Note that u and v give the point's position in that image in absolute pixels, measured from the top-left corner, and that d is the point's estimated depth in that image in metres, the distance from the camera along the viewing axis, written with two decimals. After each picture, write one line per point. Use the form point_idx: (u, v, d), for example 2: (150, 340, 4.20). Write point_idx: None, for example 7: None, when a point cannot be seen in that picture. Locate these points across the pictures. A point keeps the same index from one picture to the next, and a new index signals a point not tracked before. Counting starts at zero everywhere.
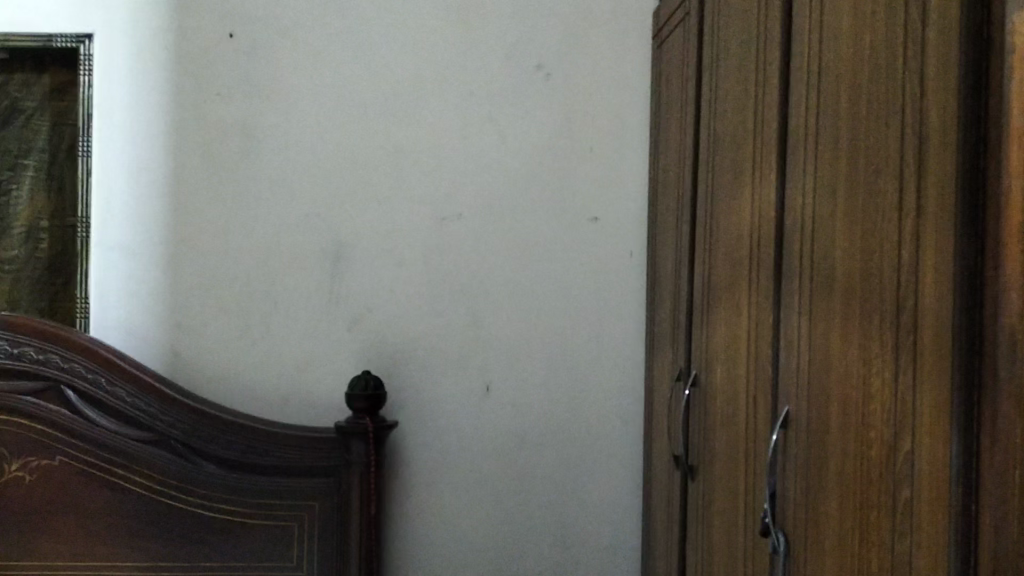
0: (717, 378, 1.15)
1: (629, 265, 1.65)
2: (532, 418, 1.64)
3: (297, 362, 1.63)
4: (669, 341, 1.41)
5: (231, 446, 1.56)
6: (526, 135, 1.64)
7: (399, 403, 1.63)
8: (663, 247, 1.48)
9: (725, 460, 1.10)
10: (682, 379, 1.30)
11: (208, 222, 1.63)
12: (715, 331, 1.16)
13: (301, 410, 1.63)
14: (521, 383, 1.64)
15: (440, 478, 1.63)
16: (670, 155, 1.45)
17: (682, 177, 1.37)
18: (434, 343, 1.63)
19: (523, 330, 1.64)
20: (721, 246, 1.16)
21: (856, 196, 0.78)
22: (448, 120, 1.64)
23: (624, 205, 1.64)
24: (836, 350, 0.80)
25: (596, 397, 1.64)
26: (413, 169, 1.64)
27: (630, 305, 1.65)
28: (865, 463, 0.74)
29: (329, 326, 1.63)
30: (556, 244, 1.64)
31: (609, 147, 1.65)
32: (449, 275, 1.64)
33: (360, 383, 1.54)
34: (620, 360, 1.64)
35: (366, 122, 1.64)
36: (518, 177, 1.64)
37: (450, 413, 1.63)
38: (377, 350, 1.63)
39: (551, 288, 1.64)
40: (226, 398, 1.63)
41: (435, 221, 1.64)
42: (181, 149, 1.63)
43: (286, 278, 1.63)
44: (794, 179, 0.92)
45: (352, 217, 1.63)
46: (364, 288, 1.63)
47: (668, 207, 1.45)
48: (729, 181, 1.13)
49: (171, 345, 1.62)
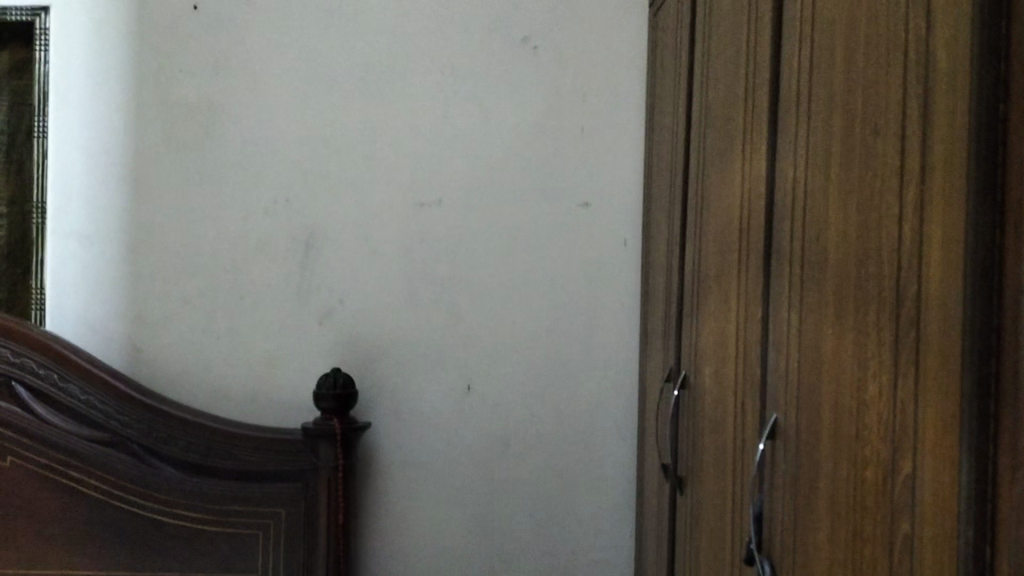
0: (706, 378, 1.01)
1: (623, 254, 1.52)
2: (517, 419, 1.52)
3: (265, 357, 1.52)
4: (660, 337, 1.28)
5: (191, 448, 1.45)
6: (511, 114, 1.52)
7: (373, 402, 1.51)
8: (655, 233, 1.35)
9: (713, 472, 0.97)
10: (673, 380, 1.17)
11: (171, 209, 1.52)
12: (705, 327, 1.03)
13: (269, 409, 1.52)
14: (505, 383, 1.52)
15: (418, 484, 1.52)
16: (664, 133, 1.32)
17: (675, 156, 1.23)
18: (411, 338, 1.52)
19: (509, 326, 1.52)
20: (711, 230, 1.02)
21: (851, 161, 0.64)
22: (428, 98, 1.52)
23: (618, 189, 1.52)
24: (828, 347, 0.67)
25: (586, 397, 1.52)
26: (390, 151, 1.52)
27: (623, 298, 1.52)
28: (859, 485, 0.61)
29: (300, 320, 1.52)
30: (544, 232, 1.52)
31: (602, 127, 1.52)
32: (428, 265, 1.52)
33: (328, 381, 1.42)
34: (613, 357, 1.52)
35: (339, 101, 1.52)
36: (502, 159, 1.52)
37: (429, 414, 1.52)
38: (351, 345, 1.52)
39: (538, 279, 1.52)
40: (189, 396, 1.52)
41: (413, 207, 1.52)
42: (142, 131, 1.52)
43: (254, 268, 1.52)
44: (785, 146, 0.78)
45: (323, 202, 1.52)
46: (337, 278, 1.52)
47: (661, 188, 1.32)
48: (719, 156, 1.00)
49: (131, 339, 1.52)
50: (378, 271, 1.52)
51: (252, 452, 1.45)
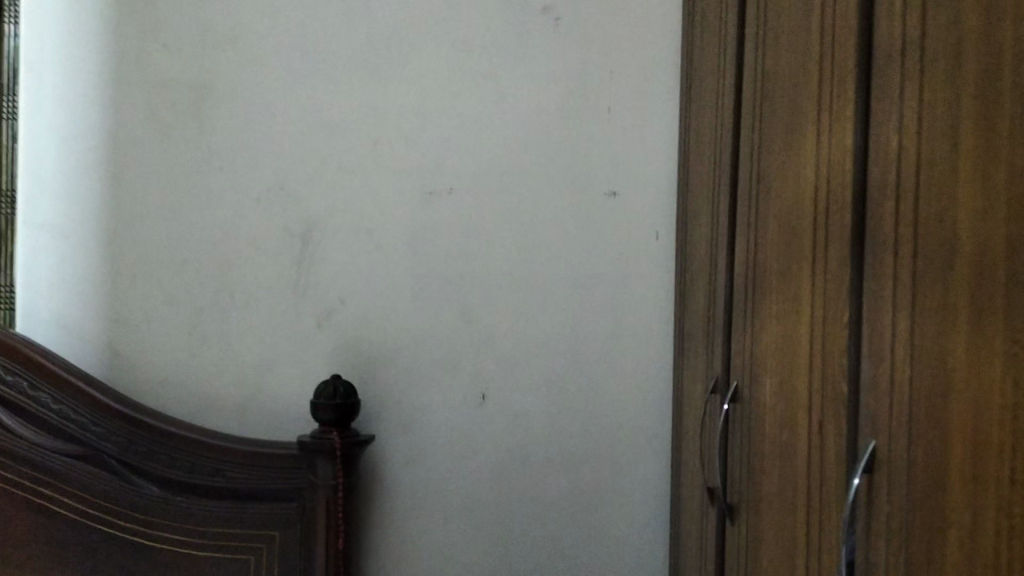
0: (767, 391, 0.86)
1: (654, 249, 1.38)
2: (537, 431, 1.37)
3: (257, 363, 1.37)
4: (702, 341, 1.13)
5: (174, 464, 1.30)
6: (530, 93, 1.37)
7: (377, 413, 1.36)
8: (695, 225, 1.20)
9: (778, 503, 0.82)
10: (719, 392, 1.02)
11: (154, 199, 1.38)
12: (763, 332, 0.88)
13: (262, 420, 1.37)
14: (523, 392, 1.37)
15: (427, 502, 1.37)
16: (705, 111, 1.17)
17: (719, 137, 1.08)
18: (420, 341, 1.37)
19: (528, 328, 1.37)
20: (770, 217, 0.87)
21: (993, 119, 0.49)
22: (439, 75, 1.37)
23: (648, 177, 1.37)
24: (963, 363, 0.51)
25: (614, 406, 1.38)
26: (396, 134, 1.37)
27: (654, 297, 1.38)
28: (1016, 548, 0.46)
29: (296, 322, 1.37)
30: (567, 225, 1.37)
31: (632, 109, 1.37)
32: (438, 260, 1.37)
33: (327, 391, 1.27)
34: (642, 362, 1.38)
35: (341, 78, 1.37)
36: (521, 143, 1.37)
37: (439, 426, 1.37)
38: (353, 349, 1.37)
39: (560, 276, 1.37)
40: (174, 406, 1.37)
41: (421, 196, 1.37)
42: (121, 112, 1.38)
43: (246, 264, 1.37)
44: (882, 109, 0.63)
45: (322, 191, 1.37)
46: (338, 275, 1.37)
47: (702, 172, 1.17)
48: (781, 131, 0.85)
49: (111, 343, 1.37)
50: (383, 268, 1.37)
51: (241, 469, 1.30)
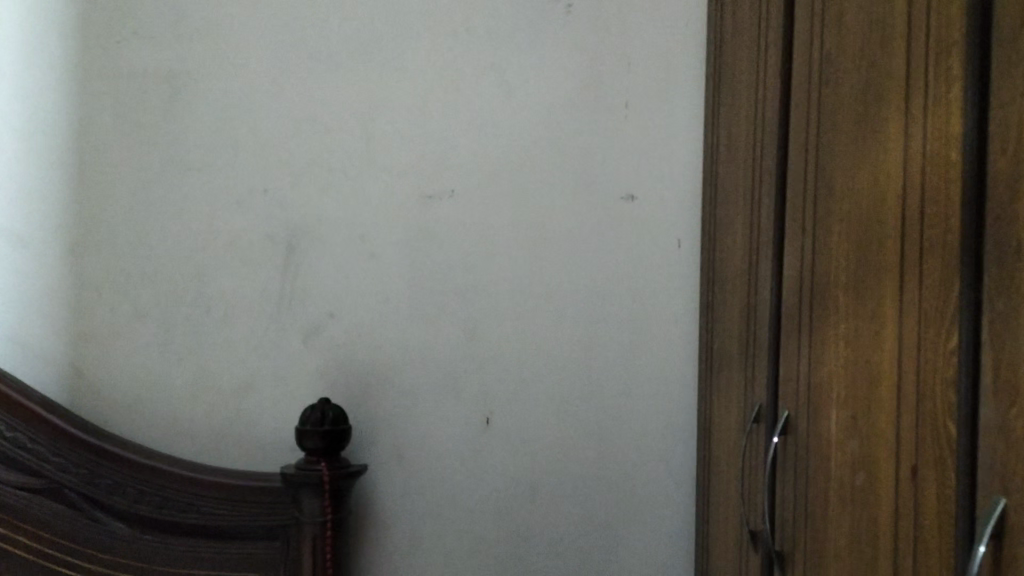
0: (830, 425, 0.74)
1: (676, 260, 1.25)
2: (547, 459, 1.24)
3: (237, 385, 1.24)
4: (737, 362, 1.00)
5: (141, 499, 1.16)
6: (539, 88, 1.24)
7: (370, 440, 1.23)
8: (726, 232, 1.08)
9: (850, 559, 0.70)
10: (764, 423, 0.89)
11: (121, 203, 1.24)
12: (825, 357, 0.75)
13: (240, 448, 1.24)
14: (531, 417, 1.24)
15: (425, 539, 1.23)
16: (738, 108, 1.04)
17: (757, 134, 0.96)
18: (417, 361, 1.24)
19: (537, 346, 1.24)
20: (832, 224, 0.75)
21: None
22: (440, 68, 1.24)
23: (669, 180, 1.25)
24: None
25: (632, 431, 1.25)
26: (392, 132, 1.24)
27: (675, 312, 1.25)
28: None
29: (279, 340, 1.24)
30: (580, 232, 1.25)
31: (651, 106, 1.25)
32: (438, 271, 1.24)
33: (313, 417, 1.14)
34: (662, 383, 1.25)
35: (330, 70, 1.24)
36: (529, 143, 1.24)
37: (438, 455, 1.24)
38: (344, 369, 1.24)
39: (572, 289, 1.25)
40: (142, 432, 1.23)
41: (419, 200, 1.24)
42: (85, 106, 1.24)
43: (224, 275, 1.24)
44: (1009, 88, 0.51)
45: (309, 194, 1.24)
46: (325, 288, 1.24)
47: (735, 173, 1.04)
48: (851, 123, 0.72)
49: (73, 363, 1.23)
50: (376, 279, 1.24)
51: (219, 503, 1.17)
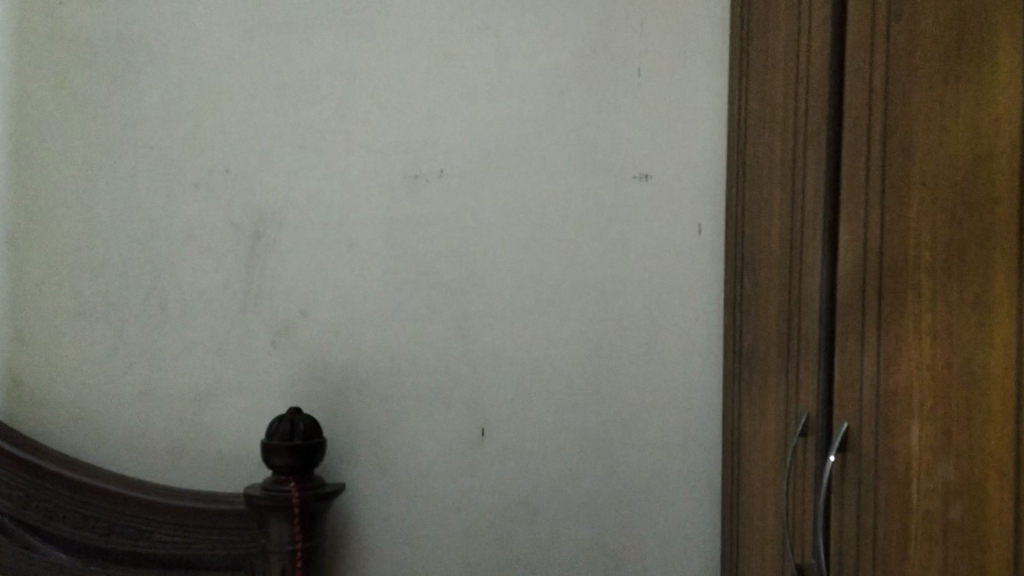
0: (912, 443, 0.59)
1: (696, 247, 1.10)
2: (551, 476, 1.09)
3: (197, 393, 1.08)
4: (776, 363, 0.85)
5: (83, 524, 1.01)
6: (538, 55, 1.09)
7: (349, 455, 1.08)
8: (759, 213, 0.93)
9: None
10: (814, 438, 0.74)
11: (61, 185, 1.08)
12: (903, 358, 0.60)
13: (201, 465, 1.08)
14: (532, 428, 1.09)
15: (412, 566, 1.08)
16: (773, 68, 0.89)
17: (799, 94, 0.81)
18: (402, 365, 1.09)
19: (539, 347, 1.09)
20: (913, 192, 0.60)
21: None
22: (426, 29, 1.09)
23: (688, 157, 1.10)
24: None
25: (646, 443, 1.10)
26: (372, 105, 1.09)
27: (695, 307, 1.10)
28: None
29: (245, 341, 1.09)
30: (587, 217, 1.10)
31: (667, 73, 1.10)
32: (425, 261, 1.09)
33: (281, 430, 0.99)
34: (680, 388, 1.10)
35: (301, 35, 1.09)
36: (528, 115, 1.09)
37: (426, 471, 1.08)
38: (318, 373, 1.09)
39: (578, 281, 1.10)
40: (89, 447, 1.08)
41: (403, 180, 1.09)
42: (20, 75, 1.08)
43: (181, 269, 1.09)
44: None
45: (279, 175, 1.09)
46: (297, 282, 1.09)
47: (770, 143, 0.89)
48: (939, 62, 0.57)
49: (8, 369, 1.08)
50: (355, 271, 1.09)
51: (175, 529, 1.02)
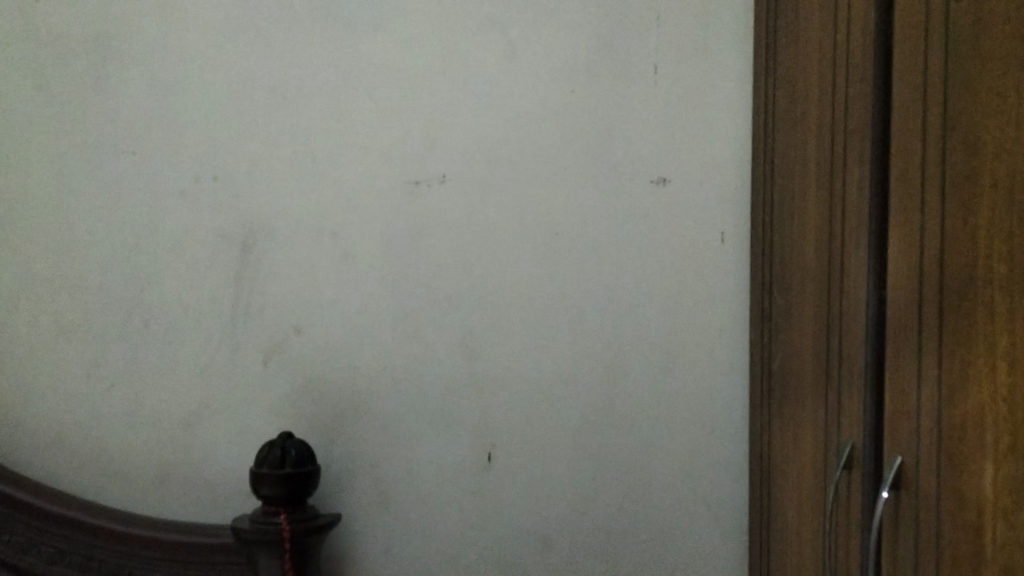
0: (987, 483, 0.51)
1: (718, 257, 1.02)
2: (563, 504, 1.01)
3: (183, 416, 1.01)
4: (812, 384, 0.77)
5: (59, 559, 0.94)
6: (549, 52, 1.02)
7: (345, 483, 1.00)
8: (791, 220, 0.85)
9: None
10: (860, 470, 0.66)
11: (37, 194, 1.01)
12: (975, 386, 0.52)
13: (187, 493, 1.01)
14: (543, 453, 1.01)
15: None
16: (806, 61, 0.82)
17: (838, 88, 0.73)
18: (402, 386, 1.01)
19: (549, 365, 1.02)
20: (982, 194, 0.52)
21: None
22: (427, 25, 1.02)
23: (709, 161, 1.02)
24: None
25: (666, 468, 1.02)
26: (369, 107, 1.02)
27: (717, 321, 1.02)
28: None
29: (232, 361, 1.01)
30: (601, 225, 1.02)
31: (686, 70, 1.02)
32: (427, 274, 1.01)
33: (271, 456, 0.91)
34: (702, 409, 1.02)
35: (292, 32, 1.02)
36: (536, 116, 1.02)
37: (429, 500, 1.01)
38: (312, 393, 1.01)
39: (590, 294, 1.02)
40: (67, 475, 1.01)
41: (403, 186, 1.02)
42: None
43: (166, 283, 1.01)
44: None
45: (269, 182, 1.02)
46: (289, 296, 1.01)
47: (803, 142, 0.82)
48: (1017, 47, 0.50)
49: None
50: (352, 284, 1.01)
51: (158, 565, 0.94)
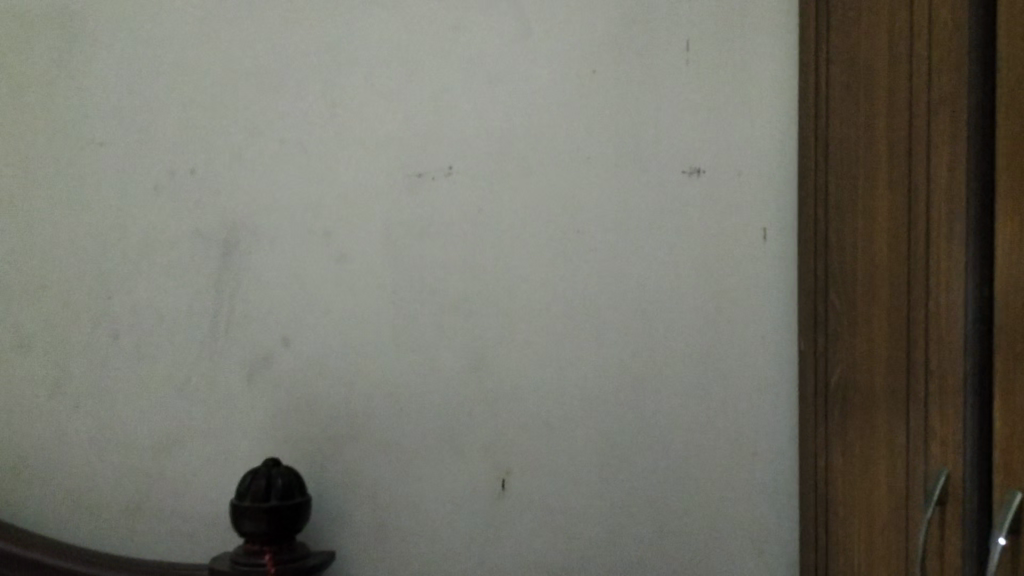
0: None
1: (760, 257, 0.91)
2: (587, 534, 0.90)
3: (158, 439, 0.89)
4: (885, 401, 0.66)
5: None
6: (568, 29, 0.91)
7: (342, 513, 0.89)
8: (851, 212, 0.74)
9: None
10: (958, 507, 0.55)
11: None
12: None
13: (162, 525, 0.89)
14: (565, 478, 0.90)
15: None
16: (870, 27, 0.70)
17: (915, 53, 0.62)
18: (405, 404, 0.90)
19: (571, 379, 0.90)
20: None
21: None
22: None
23: (748, 149, 0.91)
24: None
25: (702, 495, 0.90)
26: (366, 91, 0.90)
27: (759, 329, 0.91)
28: None
29: (213, 377, 0.90)
30: (628, 222, 0.90)
31: (723, 49, 0.91)
32: (433, 277, 0.90)
33: (255, 487, 0.79)
34: (743, 428, 0.91)
35: (280, 10, 0.90)
36: (554, 100, 0.91)
37: (437, 531, 0.89)
38: (304, 413, 0.90)
39: (617, 300, 0.90)
40: (27, 508, 0.89)
41: (405, 179, 0.90)
42: None
43: (139, 289, 0.90)
44: None
45: (255, 177, 0.90)
46: (278, 304, 0.90)
47: (868, 121, 0.70)
48: None
49: None
50: (348, 290, 0.90)
51: None
